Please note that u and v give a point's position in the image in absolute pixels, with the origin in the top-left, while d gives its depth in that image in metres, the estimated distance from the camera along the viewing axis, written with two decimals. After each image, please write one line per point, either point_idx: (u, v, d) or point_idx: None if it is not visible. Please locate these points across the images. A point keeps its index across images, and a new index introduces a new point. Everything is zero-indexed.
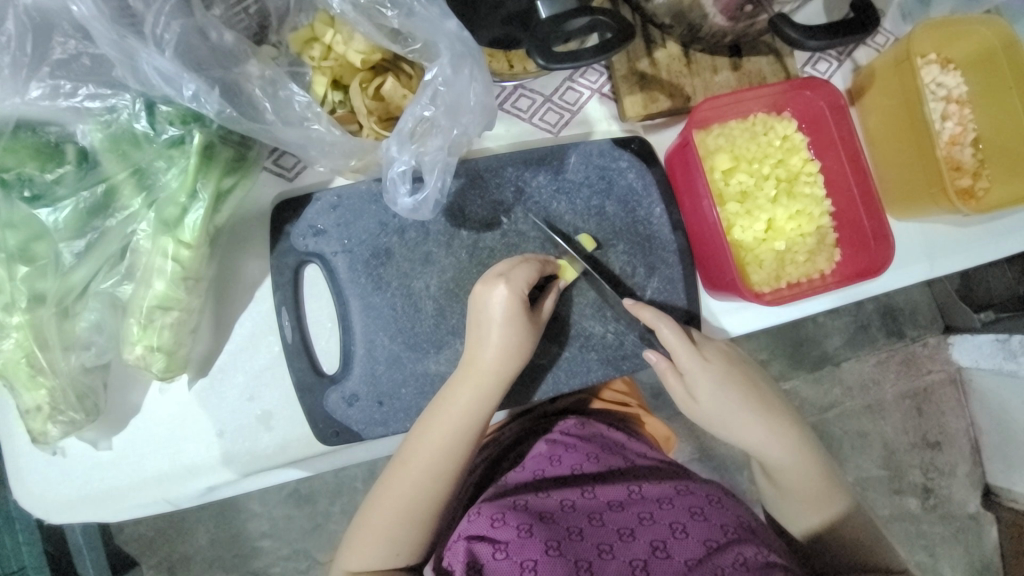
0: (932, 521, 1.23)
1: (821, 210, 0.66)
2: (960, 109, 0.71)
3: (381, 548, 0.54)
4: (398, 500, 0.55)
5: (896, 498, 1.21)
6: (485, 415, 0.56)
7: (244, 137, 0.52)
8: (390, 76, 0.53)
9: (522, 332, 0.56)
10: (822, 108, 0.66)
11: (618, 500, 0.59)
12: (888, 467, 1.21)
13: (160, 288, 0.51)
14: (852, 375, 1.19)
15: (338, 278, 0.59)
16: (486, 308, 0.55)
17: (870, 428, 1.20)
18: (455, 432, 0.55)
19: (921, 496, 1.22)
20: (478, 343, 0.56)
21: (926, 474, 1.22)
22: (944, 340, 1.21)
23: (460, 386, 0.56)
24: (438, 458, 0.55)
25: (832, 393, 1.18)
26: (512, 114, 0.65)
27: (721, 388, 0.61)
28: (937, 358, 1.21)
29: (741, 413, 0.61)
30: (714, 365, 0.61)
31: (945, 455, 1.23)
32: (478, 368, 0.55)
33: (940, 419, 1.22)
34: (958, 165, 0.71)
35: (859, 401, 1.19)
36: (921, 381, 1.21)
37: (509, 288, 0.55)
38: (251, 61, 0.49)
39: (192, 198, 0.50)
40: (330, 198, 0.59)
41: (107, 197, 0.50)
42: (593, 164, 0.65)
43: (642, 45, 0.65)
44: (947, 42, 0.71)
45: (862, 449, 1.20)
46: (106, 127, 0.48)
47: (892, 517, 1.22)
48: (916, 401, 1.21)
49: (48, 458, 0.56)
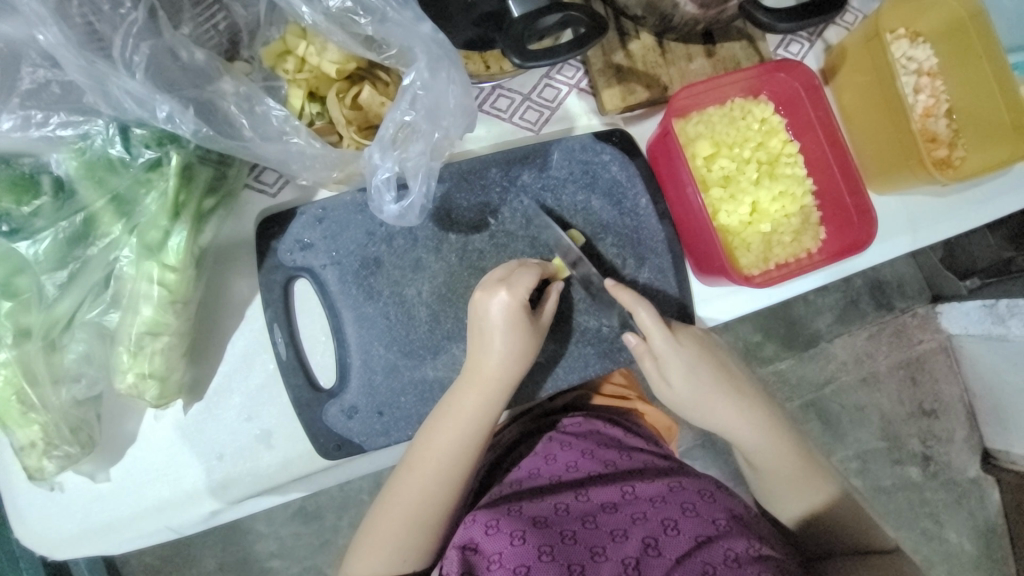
0: (935, 487, 1.25)
1: (803, 189, 0.66)
2: (931, 82, 0.74)
3: (388, 554, 0.55)
4: (406, 504, 0.55)
5: (898, 468, 1.23)
6: (492, 417, 0.57)
7: (223, 155, 0.52)
8: (367, 85, 0.53)
9: (523, 334, 0.56)
10: (796, 89, 0.66)
11: (612, 501, 0.59)
12: (887, 438, 1.23)
13: (148, 314, 0.51)
14: (845, 350, 1.21)
15: (329, 291, 0.59)
16: (486, 315, 0.56)
17: (867, 401, 1.22)
18: (462, 436, 0.55)
19: (922, 463, 1.24)
20: (480, 349, 0.56)
21: (925, 442, 1.24)
22: (932, 310, 1.23)
23: (466, 392, 0.56)
24: (444, 461, 0.55)
25: (828, 369, 1.20)
26: (491, 114, 0.66)
27: (693, 370, 0.61)
28: (926, 327, 1.23)
29: (711, 395, 0.63)
30: (686, 349, 0.61)
31: (942, 421, 1.25)
32: (482, 371, 0.56)
33: (934, 387, 1.24)
34: (933, 137, 0.73)
35: (854, 374, 1.21)
36: (914, 351, 1.23)
37: (512, 292, 0.55)
38: (224, 78, 0.49)
39: (174, 221, 0.49)
40: (315, 211, 0.58)
41: (87, 225, 0.49)
42: (575, 159, 0.65)
43: (616, 38, 0.66)
44: (915, 16, 0.73)
45: (861, 422, 1.22)
46: (82, 153, 0.48)
47: (895, 487, 1.24)
48: (909, 371, 1.23)
49: (46, 495, 0.55)
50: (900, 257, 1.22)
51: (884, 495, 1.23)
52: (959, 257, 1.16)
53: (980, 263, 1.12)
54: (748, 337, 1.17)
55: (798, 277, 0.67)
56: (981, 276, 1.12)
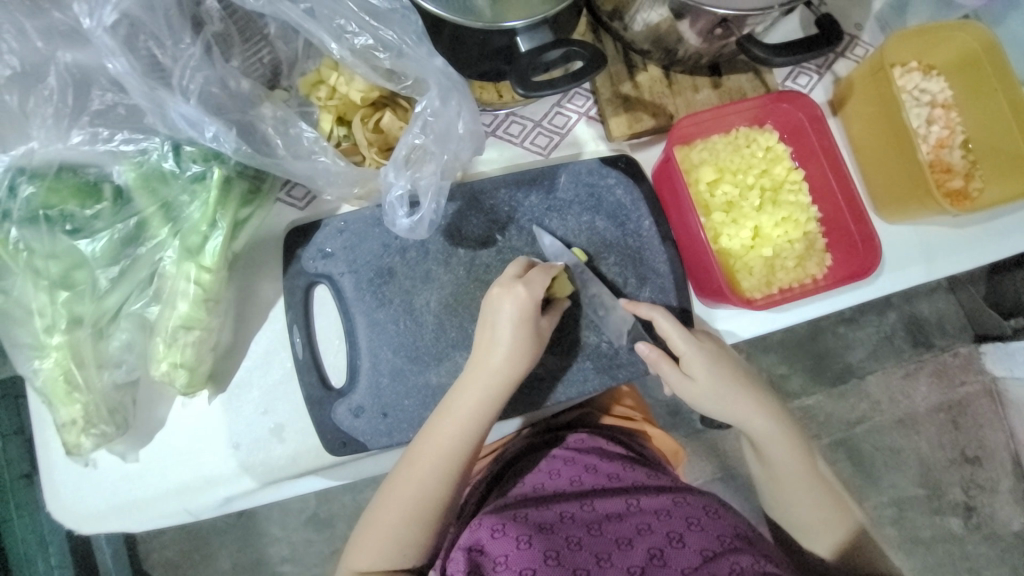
0: (977, 541, 1.22)
1: (807, 216, 0.67)
2: (945, 113, 0.74)
3: (387, 547, 0.57)
4: (405, 498, 0.57)
5: (937, 518, 1.21)
6: (491, 417, 0.59)
7: (259, 171, 0.58)
8: (388, 111, 0.59)
9: (526, 338, 0.59)
10: (801, 120, 0.68)
11: (616, 512, 0.61)
12: (925, 486, 1.21)
13: (184, 309, 0.56)
14: (878, 387, 1.20)
15: (344, 297, 0.64)
16: (496, 313, 0.59)
17: (903, 445, 1.21)
18: (461, 432, 0.58)
19: (963, 515, 1.21)
20: (483, 348, 0.59)
21: (967, 492, 1.22)
22: (975, 350, 1.22)
23: (466, 390, 0.58)
24: (443, 459, 0.57)
25: (859, 408, 1.20)
26: (504, 139, 0.70)
27: (712, 368, 0.62)
28: (969, 368, 1.22)
29: (733, 397, 0.63)
30: (705, 347, 0.63)
31: (986, 470, 1.22)
32: (484, 371, 0.58)
33: (978, 432, 1.22)
34: (948, 167, 0.73)
35: (889, 415, 1.20)
36: (956, 394, 1.22)
37: (525, 291, 0.58)
38: (264, 104, 0.56)
39: (213, 227, 0.55)
40: (337, 224, 0.64)
41: (139, 228, 0.56)
42: (582, 182, 0.69)
43: (624, 71, 0.70)
44: (928, 49, 0.75)
45: (897, 466, 1.20)
46: (138, 166, 0.54)
47: (933, 538, 1.21)
48: (950, 414, 1.21)
49: (81, 471, 0.61)
50: (941, 294, 1.22)
51: (922, 546, 1.21)
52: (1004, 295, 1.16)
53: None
54: (769, 369, 1.18)
55: (803, 302, 0.67)
56: None
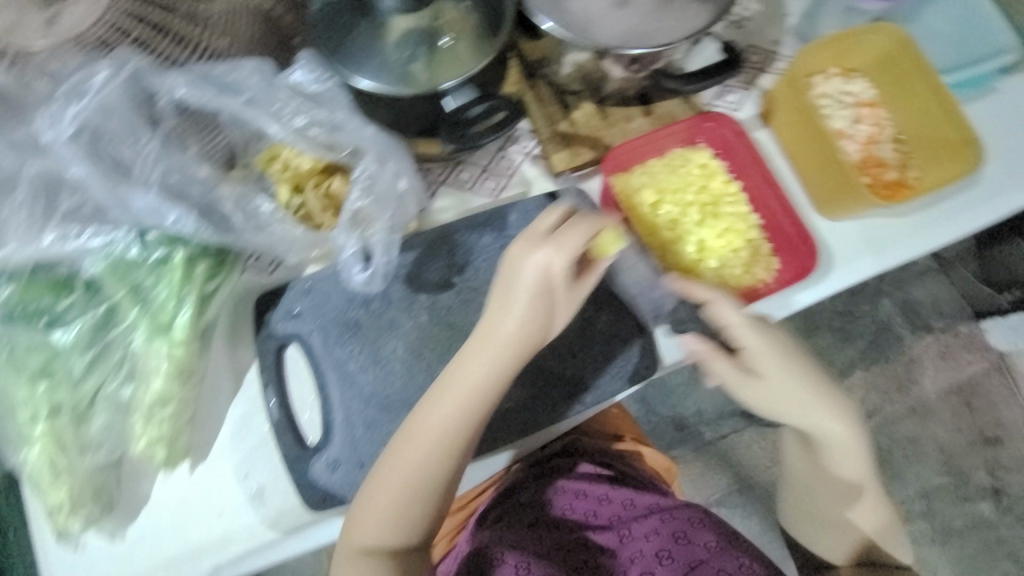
0: (1012, 524, 1.19)
1: (748, 225, 0.71)
2: (870, 111, 0.78)
3: (386, 525, 0.56)
4: (410, 472, 0.56)
5: (967, 505, 1.20)
6: (503, 382, 0.57)
7: (221, 245, 0.61)
8: (338, 177, 0.64)
9: (542, 304, 0.57)
10: (728, 135, 0.72)
11: (611, 543, 0.68)
12: (950, 473, 1.21)
13: (159, 385, 0.59)
14: (880, 374, 1.26)
15: (314, 354, 0.66)
16: (520, 273, 0.57)
17: (919, 433, 1.23)
18: (471, 398, 0.56)
19: (992, 498, 1.20)
20: (499, 313, 0.58)
21: (992, 474, 1.20)
22: (976, 328, 1.24)
23: (476, 356, 0.57)
24: (447, 426, 0.56)
25: (869, 401, 1.25)
26: (455, 187, 0.74)
27: (788, 370, 0.63)
28: (972, 347, 1.23)
29: (811, 399, 0.63)
30: (780, 347, 0.63)
31: (1009, 450, 1.21)
32: (500, 334, 0.57)
33: (993, 414, 1.21)
34: (881, 161, 0.76)
35: (901, 405, 1.24)
36: (964, 374, 1.23)
37: (562, 253, 0.56)
38: (223, 184, 0.60)
39: (180, 303, 0.59)
40: (303, 284, 0.67)
41: (110, 313, 0.60)
42: (531, 218, 0.72)
43: (560, 110, 0.74)
44: (844, 55, 0.79)
45: (917, 457, 1.22)
46: (106, 257, 0.58)
47: (967, 527, 1.19)
48: (964, 396, 1.22)
49: (71, 555, 0.62)
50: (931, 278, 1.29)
51: (955, 537, 1.19)
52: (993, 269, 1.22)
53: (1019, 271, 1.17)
54: None
55: (756, 306, 0.69)
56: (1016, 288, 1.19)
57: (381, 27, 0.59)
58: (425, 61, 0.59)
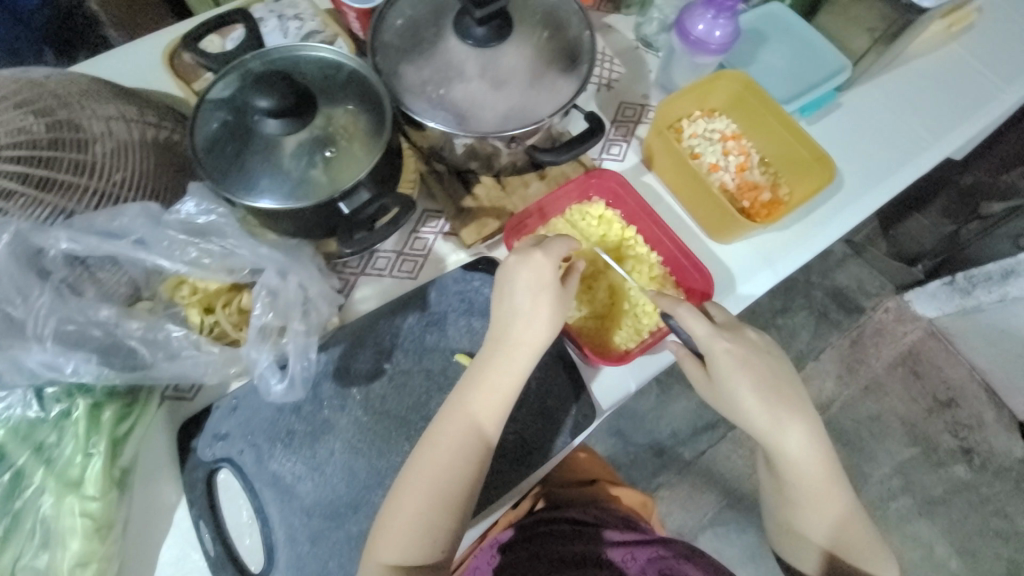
0: (990, 480, 1.31)
1: (649, 264, 0.77)
2: (736, 143, 0.87)
3: (414, 539, 0.57)
4: (424, 490, 0.58)
5: (943, 471, 1.31)
6: (511, 385, 0.61)
7: (131, 386, 0.60)
8: (248, 291, 0.65)
9: (556, 298, 0.63)
10: (614, 187, 0.79)
11: None
12: (917, 443, 1.32)
13: (76, 546, 0.55)
14: (831, 361, 1.36)
15: (246, 474, 0.63)
16: (516, 278, 0.63)
17: (880, 410, 1.34)
18: (482, 406, 0.60)
19: (965, 459, 1.32)
20: (511, 314, 0.63)
21: (958, 435, 1.34)
22: (903, 300, 1.40)
23: (487, 360, 0.62)
24: (461, 438, 0.59)
25: (828, 387, 1.35)
26: (373, 274, 0.77)
27: (744, 377, 0.65)
28: (903, 319, 1.40)
29: (763, 402, 0.65)
30: (740, 358, 0.65)
31: (964, 409, 1.36)
32: (514, 335, 0.62)
33: (941, 375, 1.38)
34: (755, 184, 0.85)
35: (855, 385, 1.35)
36: (904, 345, 1.38)
37: (544, 256, 0.62)
38: (130, 320, 0.60)
39: (88, 455, 0.57)
40: (229, 402, 0.66)
41: (16, 479, 0.56)
42: (451, 293, 0.75)
43: (462, 187, 0.80)
44: (704, 98, 0.89)
45: (882, 434, 1.33)
46: (4, 422, 0.57)
47: (949, 492, 1.30)
48: (908, 365, 1.37)
49: None
50: (851, 263, 1.43)
51: (939, 505, 1.29)
52: (905, 245, 1.37)
53: (928, 244, 1.32)
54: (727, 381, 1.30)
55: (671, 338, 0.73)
56: (927, 259, 1.35)
57: (273, 143, 0.62)
58: (322, 165, 0.63)
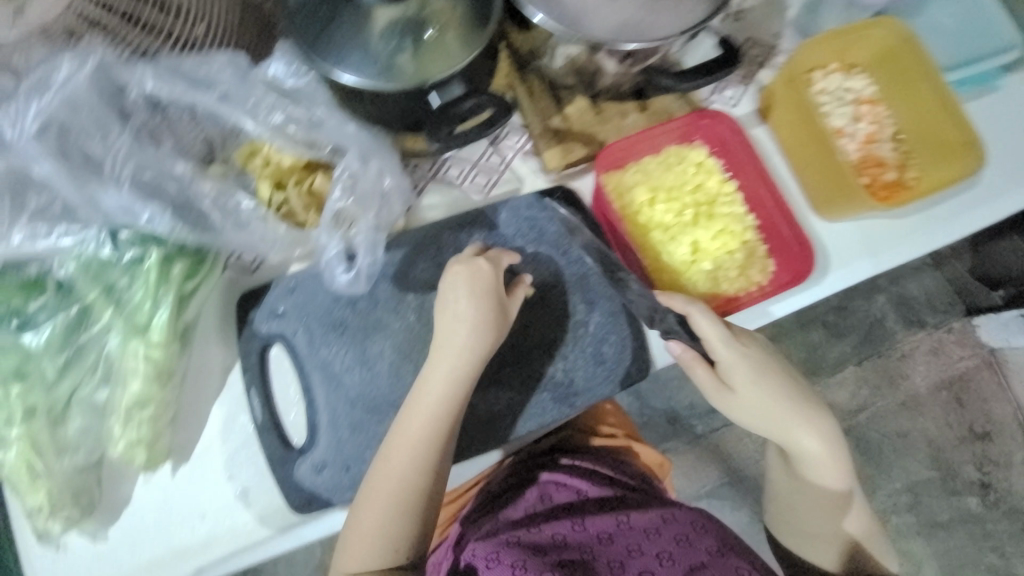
0: (999, 519, 1.20)
1: (743, 226, 0.69)
2: (871, 108, 0.76)
3: (378, 546, 0.56)
4: (384, 499, 0.56)
5: (955, 500, 1.21)
6: (461, 392, 0.58)
7: (200, 247, 0.59)
8: (320, 173, 0.62)
9: (483, 310, 0.59)
10: (725, 133, 0.70)
11: (608, 533, 0.65)
12: (937, 467, 1.21)
13: (136, 387, 0.58)
14: (874, 371, 1.23)
15: (298, 355, 0.65)
16: (451, 289, 0.59)
17: (909, 427, 1.21)
18: (432, 413, 0.57)
19: (981, 493, 1.21)
20: (445, 328, 0.59)
21: (982, 469, 1.21)
22: (969, 323, 1.23)
23: (434, 368, 0.58)
24: (413, 449, 0.56)
25: (860, 394, 1.21)
26: (445, 182, 0.72)
27: (757, 373, 0.64)
28: (965, 343, 1.23)
29: (771, 400, 0.64)
30: (752, 353, 0.64)
31: (998, 445, 1.22)
32: (440, 349, 0.58)
33: (984, 407, 1.22)
34: (881, 161, 0.75)
35: (890, 399, 1.22)
36: (955, 369, 1.22)
37: (486, 265, 0.60)
38: (202, 181, 0.58)
39: (155, 304, 0.58)
40: (287, 283, 0.65)
41: (82, 314, 0.58)
42: (522, 217, 0.70)
43: (552, 105, 0.72)
44: (848, 49, 0.76)
45: (906, 451, 1.21)
46: (78, 257, 0.57)
47: (956, 521, 1.20)
48: (954, 391, 1.22)
49: (52, 557, 0.61)
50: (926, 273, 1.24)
51: (942, 530, 1.20)
52: (989, 266, 1.19)
53: (1014, 269, 1.14)
54: None
55: (749, 308, 0.68)
56: (1009, 287, 1.17)
57: (365, 14, 0.54)
58: (412, 51, 0.55)
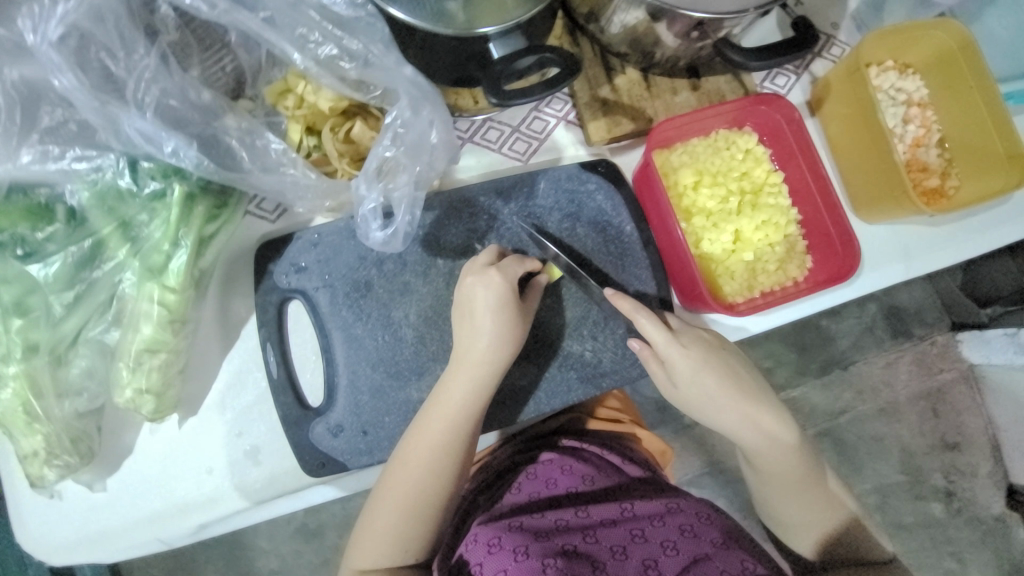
0: (959, 525, 1.25)
1: (786, 218, 0.68)
2: (920, 112, 0.75)
3: (389, 547, 0.55)
4: (397, 504, 0.55)
5: (919, 504, 1.24)
6: (482, 402, 0.56)
7: (225, 187, 0.56)
8: (358, 120, 0.57)
9: (509, 319, 0.57)
10: (779, 121, 0.68)
11: (612, 517, 0.60)
12: (907, 472, 1.23)
13: (148, 332, 0.55)
14: (861, 376, 1.22)
15: (319, 312, 0.62)
16: (472, 298, 0.57)
17: (885, 432, 1.23)
18: (450, 419, 0.56)
19: (945, 499, 1.24)
20: (469, 335, 0.57)
21: (948, 477, 1.24)
22: (953, 338, 1.24)
23: (454, 376, 0.57)
24: (429, 456, 0.55)
25: (843, 398, 1.21)
26: (481, 145, 0.69)
27: (700, 370, 0.60)
28: (946, 357, 1.24)
29: (718, 399, 0.61)
30: (693, 350, 0.60)
31: (965, 456, 1.25)
32: (463, 357, 0.56)
33: (958, 419, 1.25)
34: (925, 166, 0.74)
35: (871, 404, 1.22)
36: (935, 382, 1.24)
37: (502, 275, 0.57)
38: (229, 115, 0.53)
39: (175, 246, 0.54)
40: (311, 236, 0.62)
41: (95, 249, 0.54)
42: (561, 189, 0.67)
43: (603, 73, 0.69)
44: (905, 48, 0.74)
45: (879, 454, 1.23)
46: (92, 185, 0.53)
47: (917, 524, 1.24)
48: (931, 402, 1.24)
49: (46, 502, 0.58)
50: (918, 284, 1.24)
51: (904, 532, 1.23)
52: (980, 285, 1.18)
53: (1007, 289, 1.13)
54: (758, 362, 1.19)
55: (784, 305, 0.68)
56: (1000, 304, 1.15)
57: None
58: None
